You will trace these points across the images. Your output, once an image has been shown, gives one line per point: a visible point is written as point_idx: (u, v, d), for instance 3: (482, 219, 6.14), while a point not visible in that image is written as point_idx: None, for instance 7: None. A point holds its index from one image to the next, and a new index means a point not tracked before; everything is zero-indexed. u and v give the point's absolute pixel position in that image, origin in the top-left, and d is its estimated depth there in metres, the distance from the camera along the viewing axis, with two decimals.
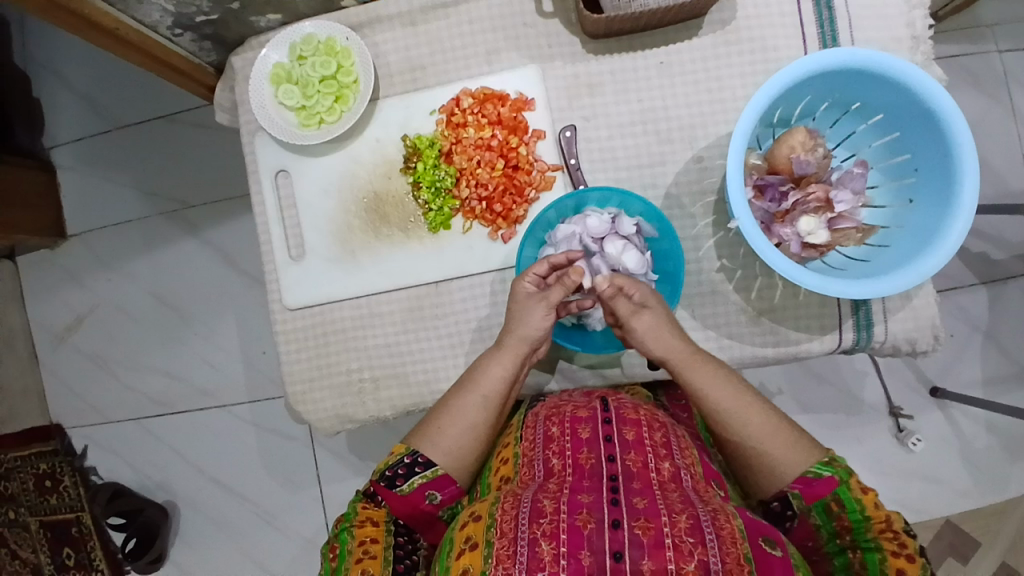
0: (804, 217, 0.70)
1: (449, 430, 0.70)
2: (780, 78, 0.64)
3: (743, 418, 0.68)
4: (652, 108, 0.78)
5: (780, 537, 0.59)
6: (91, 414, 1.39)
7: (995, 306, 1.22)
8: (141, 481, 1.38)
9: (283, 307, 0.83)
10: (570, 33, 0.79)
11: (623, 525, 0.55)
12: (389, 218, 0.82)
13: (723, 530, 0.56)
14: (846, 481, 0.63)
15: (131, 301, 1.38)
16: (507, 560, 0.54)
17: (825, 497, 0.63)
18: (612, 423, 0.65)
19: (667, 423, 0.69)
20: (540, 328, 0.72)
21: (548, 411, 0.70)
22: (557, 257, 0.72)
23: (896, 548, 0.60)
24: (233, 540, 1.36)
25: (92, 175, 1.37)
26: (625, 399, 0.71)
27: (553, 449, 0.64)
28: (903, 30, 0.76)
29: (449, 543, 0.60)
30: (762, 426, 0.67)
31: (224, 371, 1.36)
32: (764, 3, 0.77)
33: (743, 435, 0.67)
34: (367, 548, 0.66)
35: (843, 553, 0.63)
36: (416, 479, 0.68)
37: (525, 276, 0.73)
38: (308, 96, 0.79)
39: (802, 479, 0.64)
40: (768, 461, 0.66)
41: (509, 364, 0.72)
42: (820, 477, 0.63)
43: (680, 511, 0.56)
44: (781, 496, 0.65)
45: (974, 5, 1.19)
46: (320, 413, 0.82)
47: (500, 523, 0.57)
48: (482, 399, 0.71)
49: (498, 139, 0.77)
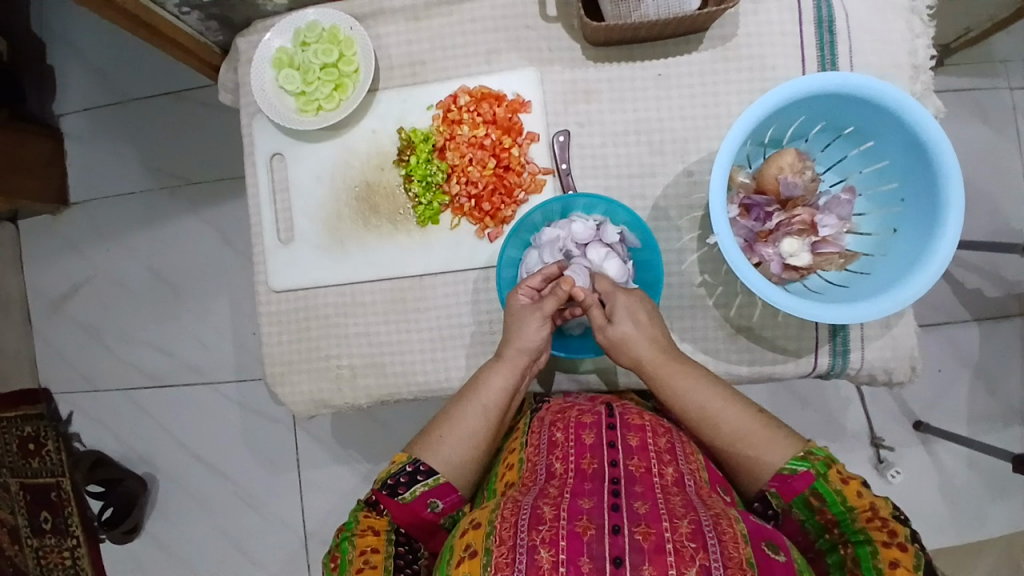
0: (787, 239, 0.70)
1: (450, 437, 0.70)
2: (770, 97, 0.64)
3: (714, 420, 0.67)
4: (646, 118, 0.79)
5: (782, 542, 0.59)
6: (79, 382, 1.41)
7: (984, 343, 1.22)
8: (124, 452, 1.39)
9: (268, 289, 0.84)
10: (571, 39, 0.80)
11: (624, 530, 0.54)
12: (379, 208, 0.83)
13: (726, 534, 0.55)
14: (823, 473, 0.63)
15: (128, 274, 1.39)
16: (506, 567, 0.53)
17: (803, 492, 0.64)
18: (616, 429, 0.66)
19: (671, 429, 0.70)
20: (537, 337, 0.72)
21: (553, 416, 0.71)
22: (551, 268, 0.73)
23: (886, 538, 0.59)
24: (211, 518, 1.37)
25: (98, 146, 1.39)
26: (630, 406, 0.72)
27: (556, 455, 0.64)
28: (904, 59, 0.77)
29: (449, 550, 0.60)
30: (735, 425, 0.67)
31: (213, 349, 1.36)
32: (765, 22, 0.77)
33: (717, 436, 0.67)
34: (368, 558, 0.67)
35: (835, 550, 0.63)
36: (418, 487, 0.68)
37: (518, 291, 0.73)
38: (308, 83, 0.80)
39: (778, 477, 0.65)
40: (744, 461, 0.66)
41: (509, 374, 0.72)
42: (796, 473, 0.64)
43: (682, 516, 0.56)
44: (762, 495, 0.66)
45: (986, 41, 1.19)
46: (298, 395, 0.83)
47: (499, 530, 0.56)
48: (482, 408, 0.71)
49: (491, 138, 0.78)
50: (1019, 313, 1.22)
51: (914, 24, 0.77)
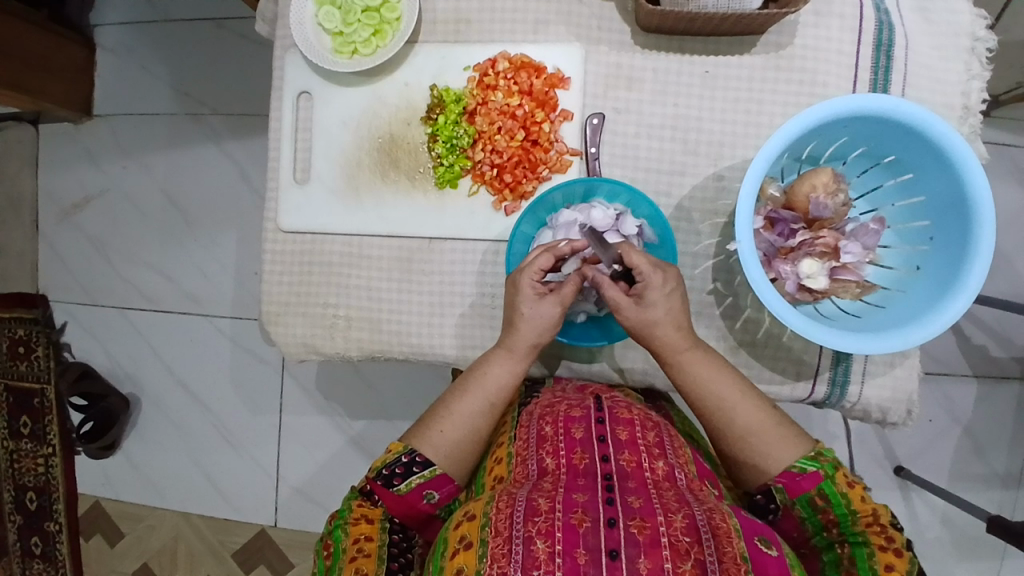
0: (807, 259, 0.68)
1: (451, 432, 0.70)
2: (815, 112, 0.63)
3: (728, 410, 0.67)
4: (685, 115, 0.77)
5: (774, 536, 0.58)
6: (78, 293, 1.41)
7: (981, 401, 1.20)
8: (112, 369, 1.40)
9: (277, 228, 0.83)
10: (623, 21, 0.77)
11: (618, 524, 0.53)
12: (399, 163, 0.81)
13: (720, 530, 0.55)
14: (831, 475, 0.63)
15: (141, 193, 1.38)
16: (503, 559, 0.52)
17: (809, 491, 0.64)
18: (605, 423, 0.65)
19: (658, 423, 0.69)
20: (548, 331, 0.70)
21: (543, 409, 0.70)
22: (562, 249, 0.69)
23: (883, 543, 0.61)
24: (188, 447, 1.38)
25: (129, 60, 1.37)
26: (619, 398, 0.72)
27: (546, 449, 0.63)
28: (957, 98, 0.75)
29: (444, 542, 0.58)
30: (749, 419, 0.66)
31: (213, 281, 1.36)
32: (824, 36, 0.74)
33: (729, 425, 0.67)
34: (361, 547, 0.65)
35: (832, 548, 0.64)
36: (414, 479, 0.67)
37: (527, 271, 0.69)
38: (348, 24, 0.78)
39: (787, 473, 0.64)
40: (755, 455, 0.66)
41: (516, 369, 0.72)
42: (806, 472, 0.64)
43: (676, 510, 0.55)
44: (766, 489, 0.65)
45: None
46: (290, 338, 0.82)
47: (494, 522, 0.55)
48: (487, 404, 0.71)
49: (524, 110, 0.76)
50: (1021, 377, 1.20)
51: (972, 64, 0.75)
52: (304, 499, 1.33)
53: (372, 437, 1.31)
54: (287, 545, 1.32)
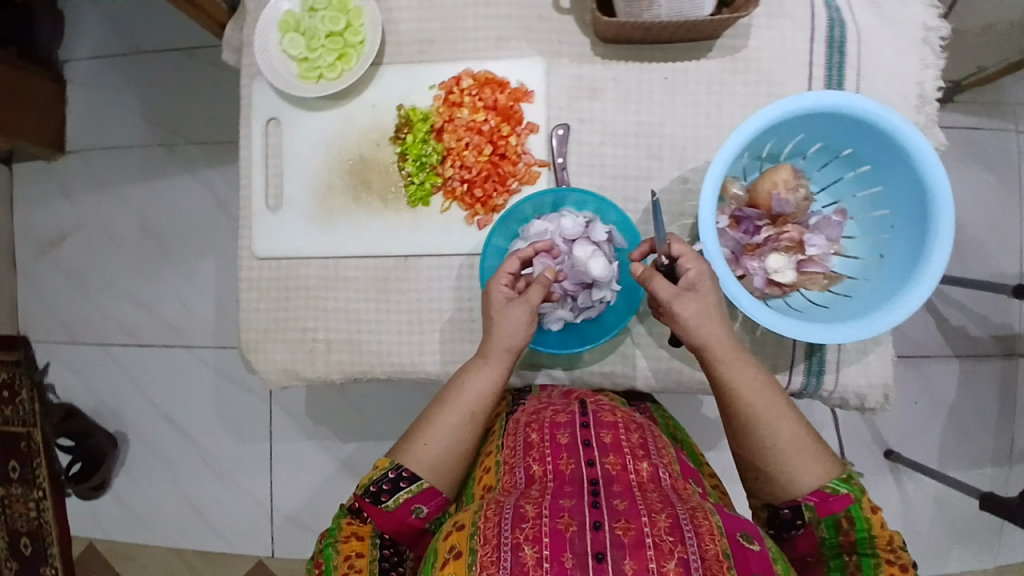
0: (773, 254, 0.70)
1: (435, 445, 0.69)
2: (769, 111, 0.64)
3: (774, 426, 0.65)
4: (648, 122, 0.78)
5: (757, 531, 0.59)
6: (58, 332, 1.39)
7: (963, 381, 1.22)
8: (97, 407, 1.38)
9: (251, 255, 0.83)
10: (582, 33, 0.79)
11: (604, 526, 0.53)
12: (371, 184, 0.82)
13: (702, 527, 0.55)
14: (858, 498, 0.64)
15: (118, 227, 1.38)
16: (492, 566, 0.52)
17: (838, 512, 0.64)
18: (589, 427, 0.66)
19: (643, 425, 0.70)
20: (522, 333, 0.70)
21: (528, 416, 0.71)
22: (524, 252, 0.72)
23: (892, 558, 0.62)
24: (177, 480, 1.36)
25: (100, 95, 1.37)
26: (603, 402, 0.73)
27: (533, 456, 0.64)
28: (911, 89, 0.77)
29: (434, 553, 0.58)
30: (792, 436, 0.65)
31: (195, 312, 1.35)
32: (778, 38, 0.77)
33: (773, 439, 0.65)
34: (352, 563, 0.66)
35: (839, 557, 0.64)
36: (401, 494, 0.67)
37: (498, 277, 0.71)
38: (312, 49, 0.79)
39: (818, 493, 0.64)
40: (788, 470, 0.65)
41: (495, 376, 0.71)
42: (837, 494, 0.64)
43: (660, 511, 0.55)
44: (795, 505, 0.64)
45: (1007, 78, 1.21)
46: (271, 365, 0.83)
47: (483, 530, 0.55)
48: (469, 414, 0.70)
49: (490, 124, 0.77)
50: (1001, 355, 1.22)
51: (926, 54, 0.77)
52: (299, 526, 1.32)
53: (363, 459, 1.30)
54: (283, 574, 1.31)
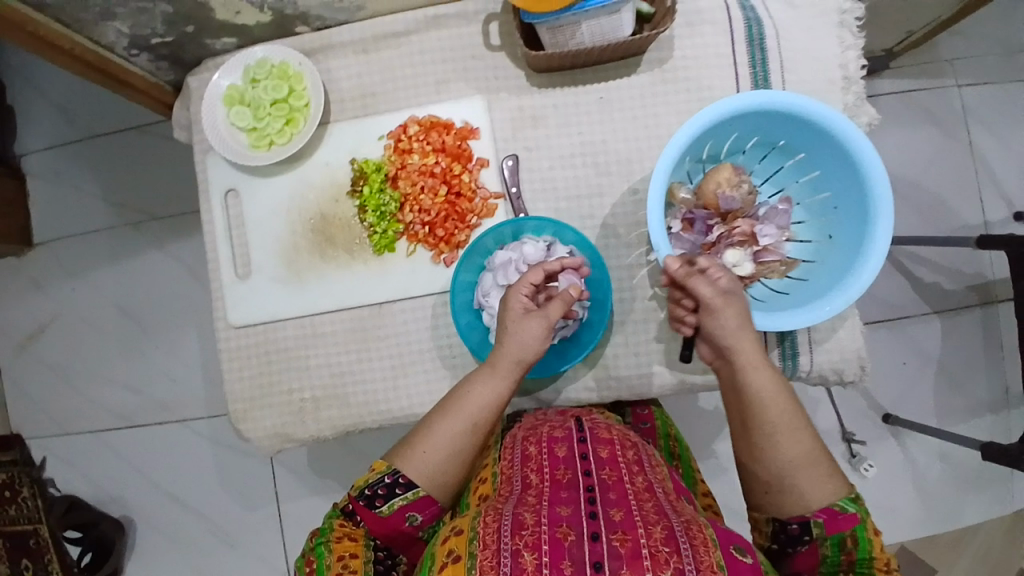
0: (729, 250, 0.73)
1: (433, 453, 0.69)
2: (700, 117, 0.67)
3: (781, 436, 0.63)
4: (591, 141, 0.81)
5: (750, 546, 0.60)
6: (50, 426, 1.38)
7: (944, 335, 1.26)
8: (99, 495, 1.37)
9: (227, 324, 0.84)
10: (515, 66, 0.82)
11: (601, 538, 0.55)
12: (336, 240, 0.83)
13: (697, 539, 0.56)
14: (866, 520, 0.61)
15: (97, 312, 1.38)
16: (492, 570, 0.53)
17: (844, 532, 0.60)
18: (587, 442, 0.68)
19: (637, 442, 0.72)
20: (535, 346, 0.70)
21: (525, 432, 0.73)
22: (551, 265, 0.73)
23: None
24: (190, 555, 1.35)
25: (61, 185, 1.38)
26: (599, 419, 0.74)
27: (531, 467, 0.66)
28: (836, 72, 0.80)
29: (431, 558, 0.59)
30: (800, 449, 0.62)
31: (185, 384, 1.35)
32: (700, 44, 0.80)
33: (778, 450, 0.63)
34: (346, 564, 0.66)
35: (835, 574, 0.62)
36: (396, 501, 0.68)
37: (518, 287, 0.71)
38: (259, 119, 0.80)
39: (827, 509, 0.61)
40: (793, 484, 0.62)
41: (501, 390, 0.71)
42: (846, 512, 0.61)
43: (655, 522, 0.57)
44: (803, 521, 0.61)
45: (933, 42, 1.26)
46: (262, 430, 0.84)
47: (483, 535, 0.56)
48: (471, 426, 0.70)
49: (442, 166, 0.79)
50: (978, 304, 1.26)
51: (845, 36, 0.80)
52: None
53: None
54: None
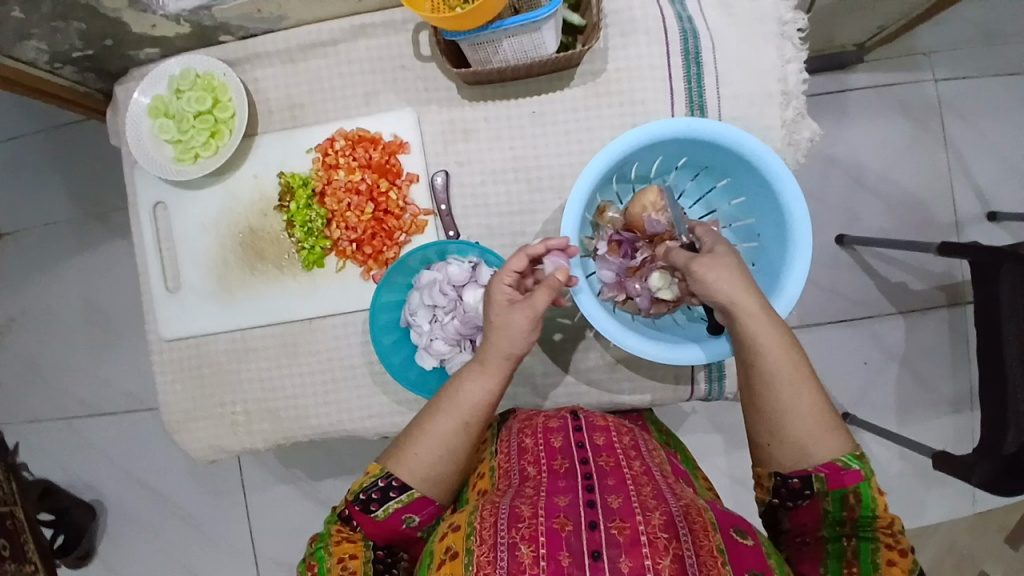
0: (654, 273, 0.70)
1: (426, 451, 0.65)
2: (617, 145, 0.66)
3: (786, 391, 0.58)
4: (524, 156, 0.79)
5: (750, 527, 0.59)
6: (21, 415, 1.40)
7: (909, 334, 1.25)
8: (71, 482, 1.39)
9: (159, 338, 0.84)
10: (446, 77, 0.80)
11: (599, 526, 0.54)
12: (265, 254, 0.82)
13: (696, 524, 0.55)
14: (870, 476, 0.57)
15: (64, 302, 1.38)
16: (489, 565, 0.52)
17: (848, 487, 0.57)
18: (582, 431, 0.67)
19: (632, 429, 0.72)
20: (524, 340, 0.65)
21: (520, 423, 0.72)
22: (535, 248, 0.65)
23: (891, 542, 0.56)
24: (161, 541, 1.38)
25: (21, 177, 1.37)
26: (592, 411, 0.73)
27: (527, 459, 0.65)
28: (775, 85, 0.77)
29: (429, 555, 0.59)
30: (806, 403, 0.58)
31: (150, 376, 1.36)
32: (635, 54, 0.78)
33: (783, 406, 0.58)
34: (346, 565, 0.63)
35: (838, 540, 0.58)
36: (391, 504, 0.64)
37: (504, 274, 0.66)
38: (184, 131, 0.79)
39: (829, 464, 0.57)
40: (796, 440, 0.58)
41: (492, 384, 0.66)
42: (849, 467, 0.57)
43: (653, 508, 0.56)
44: (804, 475, 0.57)
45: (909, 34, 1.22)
46: (197, 442, 0.84)
47: (478, 530, 0.55)
48: (463, 423, 0.65)
49: (367, 182, 0.78)
50: (947, 303, 1.25)
51: (785, 49, 0.77)
52: (288, 568, 1.34)
53: (338, 495, 1.32)
54: None
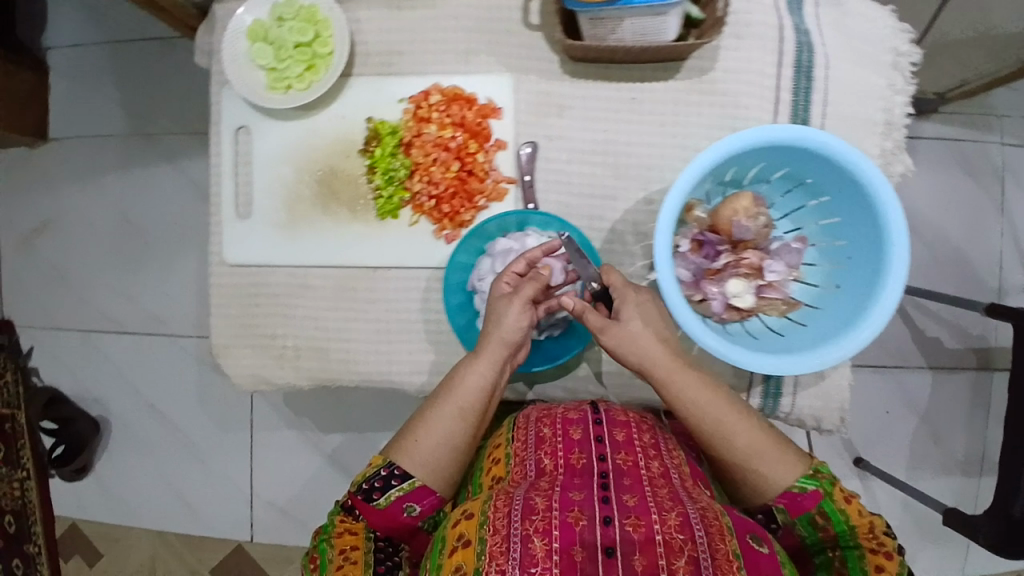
0: (733, 280, 0.72)
1: (426, 440, 0.68)
2: (725, 144, 0.65)
3: (730, 434, 0.66)
4: (614, 141, 0.79)
5: (765, 534, 0.59)
6: (42, 319, 1.40)
7: (937, 390, 1.24)
8: (80, 393, 1.40)
9: (222, 261, 0.84)
10: (552, 51, 0.79)
11: (614, 522, 0.54)
12: (339, 195, 0.82)
13: (712, 527, 0.55)
14: (829, 491, 0.65)
15: (101, 215, 1.37)
16: (501, 557, 0.52)
17: (810, 510, 0.65)
18: (602, 424, 0.66)
19: (654, 426, 0.70)
20: (520, 329, 0.69)
21: (540, 413, 0.70)
22: (534, 253, 0.71)
23: (874, 546, 0.63)
24: (159, 466, 1.38)
25: (81, 84, 1.36)
26: (613, 405, 0.72)
27: (544, 450, 0.64)
28: (879, 114, 0.77)
29: (442, 540, 0.59)
30: (750, 440, 0.66)
31: (177, 303, 1.36)
32: (746, 58, 0.77)
33: (731, 449, 0.67)
34: (347, 555, 0.67)
35: (823, 552, 0.67)
36: (392, 493, 0.66)
37: (502, 277, 0.71)
38: (280, 60, 0.78)
39: (787, 494, 0.66)
40: (759, 477, 0.66)
41: (486, 371, 0.69)
42: (806, 492, 0.65)
43: (669, 509, 0.56)
44: (767, 508, 0.68)
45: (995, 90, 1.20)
46: (239, 367, 0.84)
47: (492, 520, 0.56)
48: (459, 408, 0.69)
49: (457, 141, 0.78)
50: (976, 366, 1.24)
51: (896, 79, 0.76)
52: (279, 513, 1.34)
53: (341, 451, 1.32)
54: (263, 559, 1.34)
